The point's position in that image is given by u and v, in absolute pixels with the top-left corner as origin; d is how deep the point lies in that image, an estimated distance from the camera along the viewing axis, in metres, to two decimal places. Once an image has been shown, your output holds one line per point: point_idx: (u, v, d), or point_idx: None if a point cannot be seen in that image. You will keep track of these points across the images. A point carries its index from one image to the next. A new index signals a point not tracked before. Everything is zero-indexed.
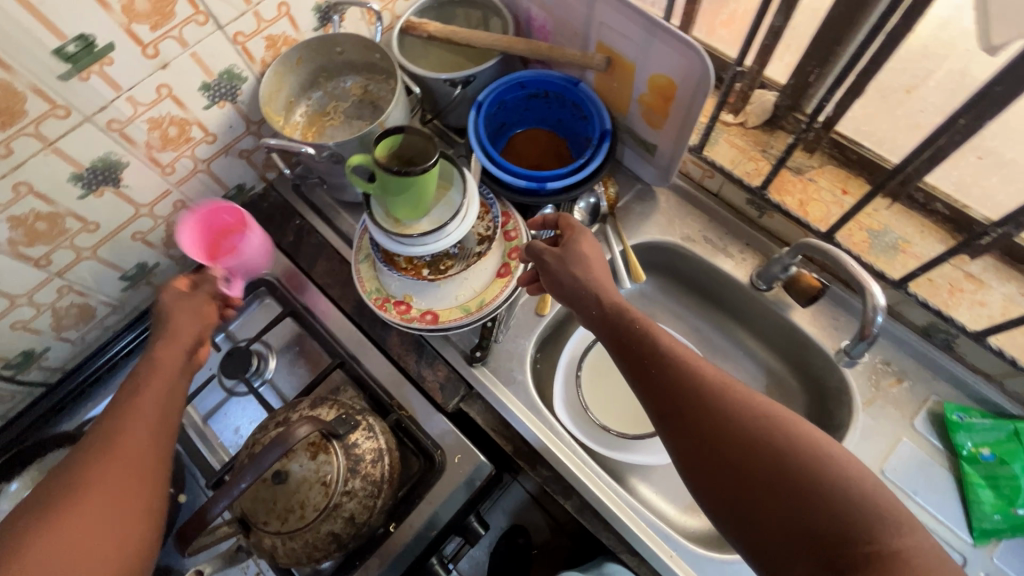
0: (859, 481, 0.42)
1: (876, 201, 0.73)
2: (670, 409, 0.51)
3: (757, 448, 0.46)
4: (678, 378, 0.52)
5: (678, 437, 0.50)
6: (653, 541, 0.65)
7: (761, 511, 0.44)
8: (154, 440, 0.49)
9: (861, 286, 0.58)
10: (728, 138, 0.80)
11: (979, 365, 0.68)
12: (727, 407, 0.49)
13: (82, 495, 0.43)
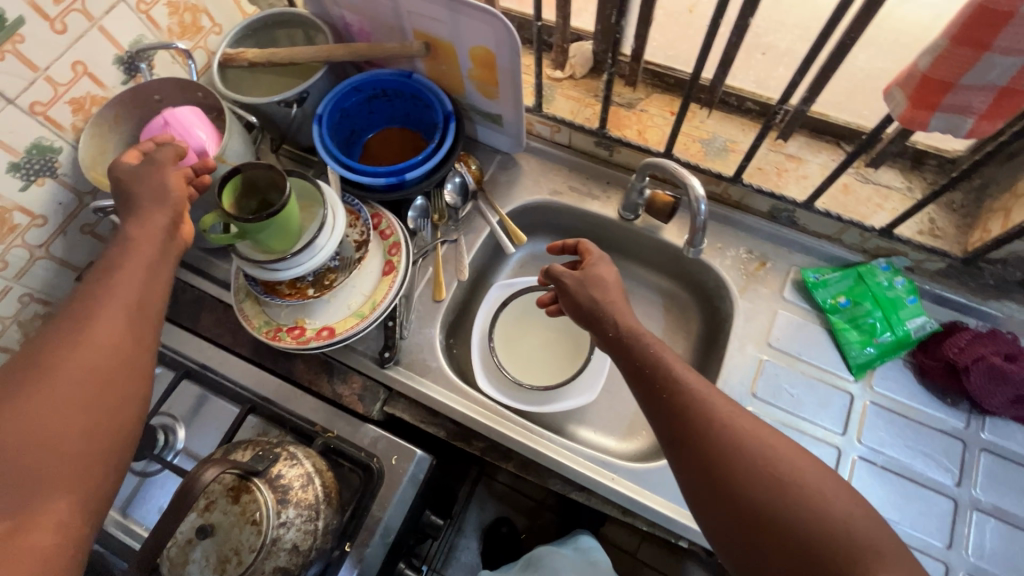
0: (856, 526, 0.45)
1: (698, 115, 0.81)
2: (681, 438, 0.53)
3: (763, 485, 0.48)
4: (690, 408, 0.53)
5: (686, 465, 0.52)
6: (595, 472, 0.68)
7: (762, 547, 0.47)
8: (129, 322, 0.49)
9: (683, 182, 0.64)
10: (563, 92, 0.85)
11: (819, 231, 0.77)
12: (734, 441, 0.50)
13: (55, 372, 0.45)
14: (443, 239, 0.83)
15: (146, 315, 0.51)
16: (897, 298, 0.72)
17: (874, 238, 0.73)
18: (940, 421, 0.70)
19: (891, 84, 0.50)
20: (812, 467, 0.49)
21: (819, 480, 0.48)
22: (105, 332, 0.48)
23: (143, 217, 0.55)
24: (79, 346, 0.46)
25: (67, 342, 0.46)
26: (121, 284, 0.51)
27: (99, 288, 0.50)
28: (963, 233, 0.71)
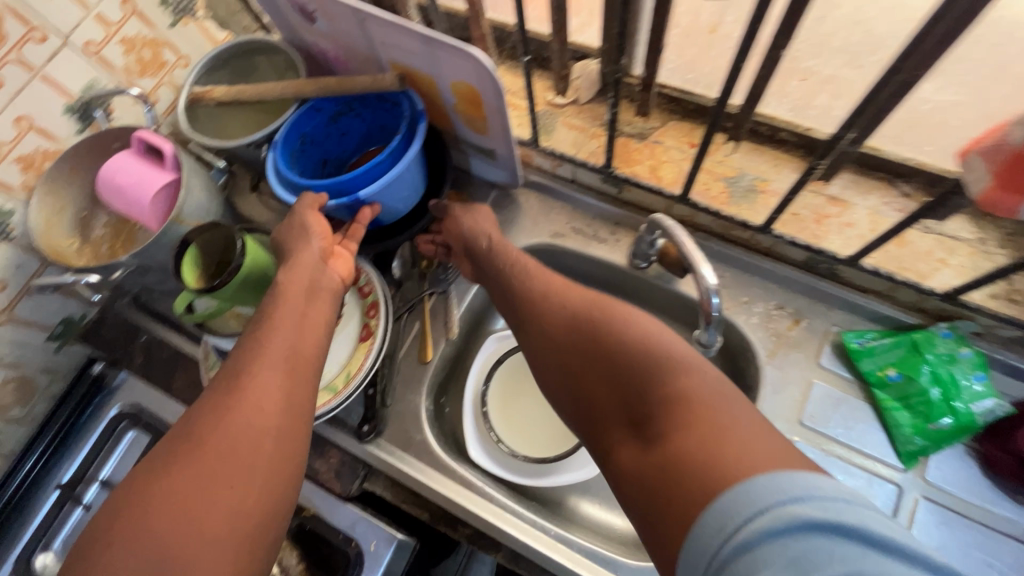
0: (666, 354, 0.49)
1: (724, 147, 0.69)
2: (520, 321, 0.60)
3: (591, 340, 0.53)
4: (534, 293, 0.60)
5: (531, 342, 0.59)
6: (593, 571, 0.60)
7: (597, 400, 0.51)
8: (281, 388, 0.47)
9: (693, 269, 0.55)
10: (565, 121, 0.74)
11: (867, 287, 0.65)
12: (567, 312, 0.56)
13: (222, 425, 0.43)
14: (431, 290, 0.75)
15: (299, 376, 0.49)
16: (964, 373, 0.60)
17: (933, 301, 0.61)
18: (1011, 524, 0.59)
19: (968, 151, 0.43)
20: (625, 317, 0.53)
21: (649, 328, 0.51)
22: (269, 389, 0.46)
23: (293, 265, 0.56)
24: (247, 404, 0.45)
25: (224, 402, 0.45)
26: (280, 343, 0.50)
27: (252, 351, 0.49)
28: None
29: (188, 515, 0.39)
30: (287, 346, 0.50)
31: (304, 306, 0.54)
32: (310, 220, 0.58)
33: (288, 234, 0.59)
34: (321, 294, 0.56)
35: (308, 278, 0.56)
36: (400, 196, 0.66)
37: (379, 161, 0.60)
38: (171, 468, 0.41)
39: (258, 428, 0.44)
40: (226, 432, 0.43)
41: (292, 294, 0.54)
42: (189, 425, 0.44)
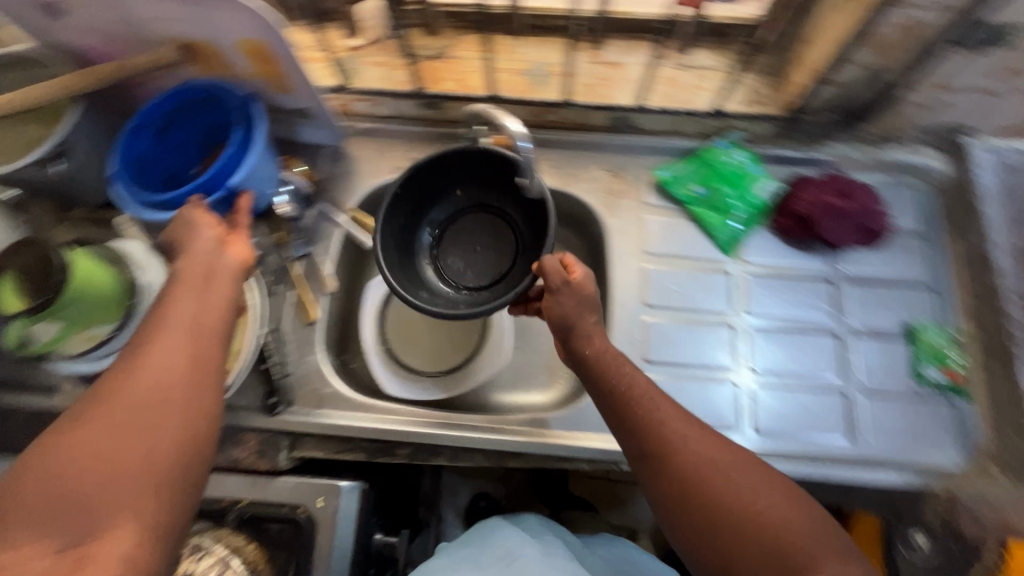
0: (784, 518, 0.46)
1: (513, 46, 0.77)
2: (626, 427, 0.53)
3: (725, 499, 0.47)
4: (654, 434, 0.52)
5: (656, 476, 0.51)
6: (524, 434, 0.67)
7: (732, 556, 0.46)
8: (190, 350, 0.47)
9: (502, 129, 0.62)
10: (366, 61, 0.77)
11: (660, 129, 0.78)
12: (704, 469, 0.49)
13: (128, 383, 0.43)
14: (295, 256, 0.75)
15: (210, 343, 0.49)
16: (744, 169, 0.75)
17: (708, 121, 0.75)
18: (809, 268, 0.75)
19: None
20: (767, 476, 0.49)
21: (771, 489, 0.48)
22: (172, 357, 0.45)
23: (187, 246, 0.54)
24: (152, 368, 0.44)
25: (132, 361, 0.45)
26: (183, 314, 0.48)
27: (154, 323, 0.48)
28: (778, 92, 0.74)
29: (102, 470, 0.39)
30: (190, 316, 0.49)
31: (203, 286, 0.51)
32: (196, 216, 0.56)
33: (175, 231, 0.55)
34: (219, 276, 0.53)
35: (201, 261, 0.53)
36: (268, 174, 0.70)
37: (233, 150, 0.65)
38: (76, 428, 0.40)
39: (167, 385, 0.44)
40: (131, 392, 0.43)
41: (187, 274, 0.51)
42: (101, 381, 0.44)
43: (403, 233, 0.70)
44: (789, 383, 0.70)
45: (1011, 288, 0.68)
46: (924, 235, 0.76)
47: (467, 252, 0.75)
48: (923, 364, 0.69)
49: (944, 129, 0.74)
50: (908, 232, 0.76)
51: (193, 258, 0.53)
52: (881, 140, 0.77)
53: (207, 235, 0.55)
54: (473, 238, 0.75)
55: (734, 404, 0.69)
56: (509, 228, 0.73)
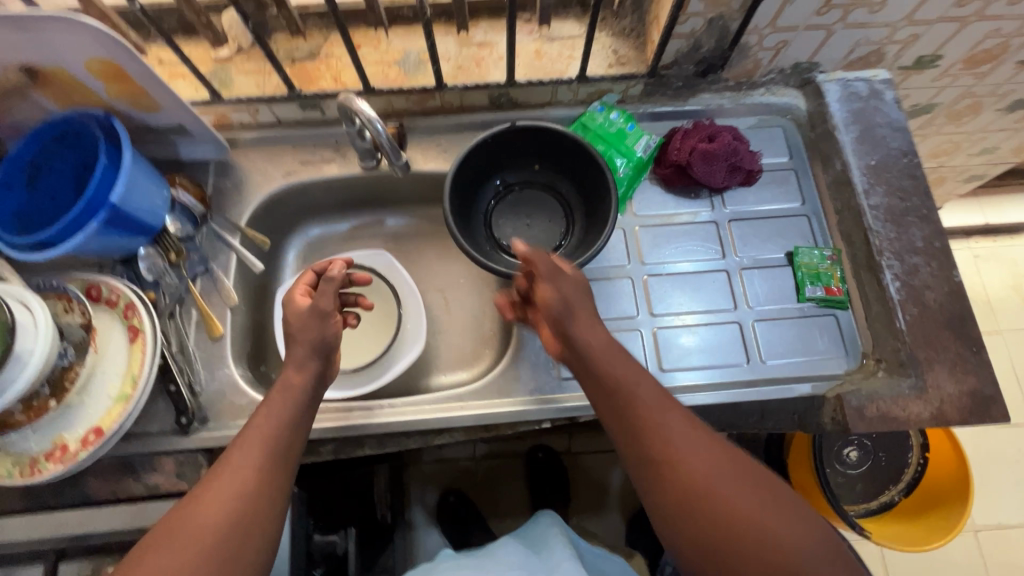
0: (790, 544, 0.47)
1: (384, 36, 0.78)
2: (625, 423, 0.55)
3: (729, 520, 0.49)
4: (662, 441, 0.53)
5: (654, 481, 0.52)
6: (445, 408, 0.68)
7: (733, 562, 0.48)
8: (265, 476, 0.51)
9: (354, 108, 0.64)
10: (239, 70, 0.77)
11: (539, 102, 0.81)
12: (711, 482, 0.50)
13: (213, 504, 0.48)
14: (193, 274, 0.74)
15: (287, 465, 0.54)
16: (622, 127, 0.78)
17: (579, 88, 0.78)
18: (695, 213, 0.79)
19: None
20: (759, 480, 0.52)
21: (790, 527, 0.48)
22: (250, 482, 0.50)
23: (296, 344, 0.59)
24: (232, 489, 0.49)
25: (217, 480, 0.50)
26: (281, 428, 0.55)
27: (245, 441, 0.53)
28: (641, 52, 0.77)
29: (203, 549, 0.46)
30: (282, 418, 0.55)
31: (304, 403, 0.57)
32: (325, 303, 0.59)
33: (293, 314, 0.60)
34: (314, 396, 0.59)
35: (300, 368, 0.58)
36: (148, 190, 0.69)
37: (102, 173, 0.64)
38: (190, 512, 0.48)
39: (244, 511, 0.49)
40: (230, 486, 0.50)
41: (284, 389, 0.57)
42: (193, 497, 0.50)
43: (477, 180, 0.75)
44: (689, 322, 0.74)
45: (868, 205, 0.74)
46: (793, 168, 0.81)
47: (520, 222, 0.80)
48: (805, 286, 0.74)
49: (795, 68, 0.80)
50: (779, 168, 0.82)
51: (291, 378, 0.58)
52: (743, 85, 0.82)
53: (318, 333, 0.59)
54: (524, 207, 0.80)
55: (640, 350, 0.73)
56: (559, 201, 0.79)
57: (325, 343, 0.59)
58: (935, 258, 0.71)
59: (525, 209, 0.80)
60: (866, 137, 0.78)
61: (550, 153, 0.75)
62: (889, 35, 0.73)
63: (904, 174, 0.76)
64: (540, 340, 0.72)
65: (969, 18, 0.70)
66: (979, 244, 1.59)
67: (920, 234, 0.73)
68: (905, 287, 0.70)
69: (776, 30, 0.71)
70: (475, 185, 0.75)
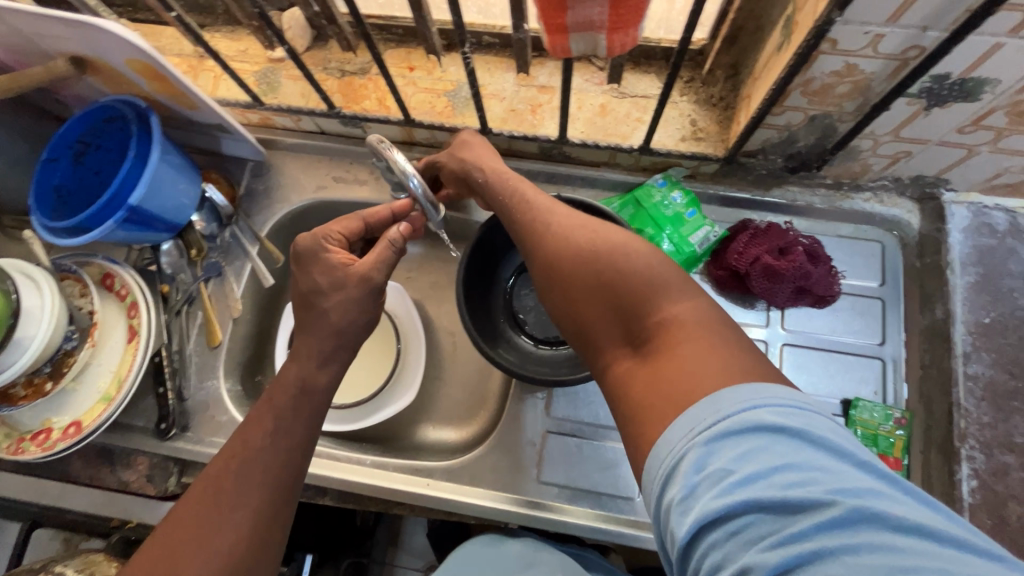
0: (652, 279, 0.41)
1: (440, 62, 0.71)
2: (526, 231, 0.51)
3: (608, 279, 0.43)
4: (555, 247, 0.47)
5: (543, 264, 0.48)
6: (410, 482, 0.64)
7: (599, 316, 0.43)
8: (269, 487, 0.47)
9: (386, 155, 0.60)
10: (288, 75, 0.74)
11: (594, 161, 0.71)
12: (588, 238, 0.46)
13: (207, 525, 0.44)
14: (206, 276, 0.74)
15: (292, 474, 0.49)
16: (682, 210, 0.67)
17: (642, 157, 0.67)
18: (746, 326, 0.67)
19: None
20: (610, 232, 0.46)
21: (663, 269, 0.42)
22: (248, 496, 0.46)
23: (330, 316, 0.54)
24: (228, 507, 0.45)
25: (206, 496, 0.46)
26: (295, 437, 0.49)
27: (241, 443, 0.48)
28: (725, 129, 0.66)
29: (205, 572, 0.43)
30: (285, 428, 0.49)
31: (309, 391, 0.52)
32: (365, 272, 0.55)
33: (320, 283, 0.54)
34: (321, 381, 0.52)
35: (319, 359, 0.53)
36: (176, 188, 0.68)
37: (128, 169, 0.63)
38: (185, 531, 0.44)
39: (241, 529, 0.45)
40: (229, 504, 0.45)
41: (295, 391, 0.51)
42: (184, 511, 0.45)
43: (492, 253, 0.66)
44: None
45: (963, 373, 0.60)
46: (883, 297, 0.66)
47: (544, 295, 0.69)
48: None
49: (915, 180, 0.65)
50: (865, 293, 0.67)
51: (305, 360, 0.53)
52: (844, 186, 0.68)
53: (358, 317, 0.55)
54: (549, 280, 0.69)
55: (636, 473, 0.63)
56: None
57: (352, 338, 0.54)
58: None
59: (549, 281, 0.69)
60: (986, 285, 0.62)
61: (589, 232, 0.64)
62: None
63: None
64: (528, 433, 0.66)
65: None
66: None
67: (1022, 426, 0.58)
68: (981, 488, 0.57)
69: (898, 140, 0.57)
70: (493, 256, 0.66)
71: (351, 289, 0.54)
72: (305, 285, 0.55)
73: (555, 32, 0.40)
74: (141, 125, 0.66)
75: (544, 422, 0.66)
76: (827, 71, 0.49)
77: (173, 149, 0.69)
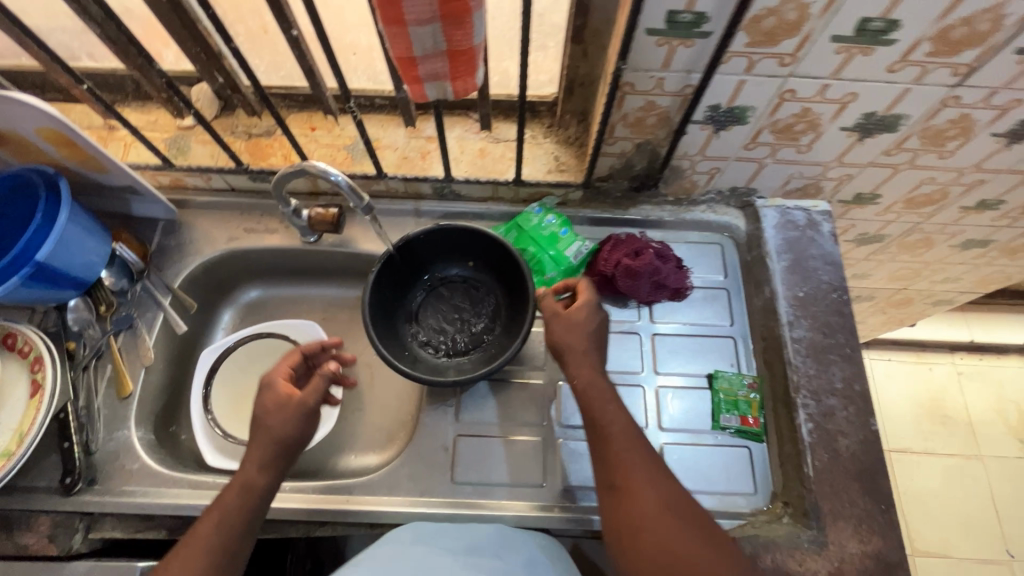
0: None
1: (338, 122, 0.81)
2: (612, 476, 0.55)
3: (694, 573, 0.49)
4: (644, 518, 0.52)
5: (620, 510, 0.53)
6: (330, 500, 0.67)
7: None
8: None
9: (279, 181, 0.68)
10: (198, 140, 0.81)
11: (480, 196, 0.83)
12: (677, 528, 0.51)
13: None
14: (116, 329, 0.76)
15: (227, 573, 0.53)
16: (554, 229, 0.78)
17: (518, 188, 0.80)
18: (621, 321, 0.78)
19: (413, 57, 0.48)
20: (704, 526, 0.52)
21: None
22: None
23: (268, 422, 0.60)
24: None
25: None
26: (236, 532, 0.54)
27: (185, 545, 0.53)
28: (581, 161, 0.80)
29: None
30: (227, 527, 0.54)
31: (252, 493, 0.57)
32: (312, 411, 0.62)
33: (269, 414, 0.61)
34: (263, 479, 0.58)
35: (260, 463, 0.58)
36: (84, 247, 0.72)
37: (35, 228, 0.67)
38: None
39: None
40: None
41: (239, 492, 0.56)
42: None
43: (403, 271, 0.73)
44: None
45: (790, 337, 0.73)
46: (727, 287, 0.80)
47: (443, 317, 0.76)
48: (721, 413, 0.72)
49: (733, 191, 0.81)
50: (712, 285, 0.81)
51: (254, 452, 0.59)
52: (684, 201, 0.83)
53: (301, 432, 0.61)
54: (449, 304, 0.77)
55: (540, 463, 0.70)
56: (485, 307, 0.76)
57: (297, 448, 0.61)
58: (853, 402, 0.70)
59: (449, 305, 0.77)
60: (798, 267, 0.78)
61: (490, 258, 0.74)
62: (822, 172, 0.75)
63: (831, 310, 0.75)
64: (440, 438, 0.71)
65: (900, 167, 0.73)
66: (908, 357, 1.69)
67: (840, 375, 0.71)
68: (817, 429, 0.68)
69: (707, 158, 0.73)
70: (400, 273, 0.73)
71: (292, 411, 0.61)
72: (255, 408, 0.62)
73: (415, 82, 0.51)
74: (50, 191, 0.70)
75: (455, 427, 0.72)
76: (636, 107, 0.64)
77: (83, 211, 0.73)
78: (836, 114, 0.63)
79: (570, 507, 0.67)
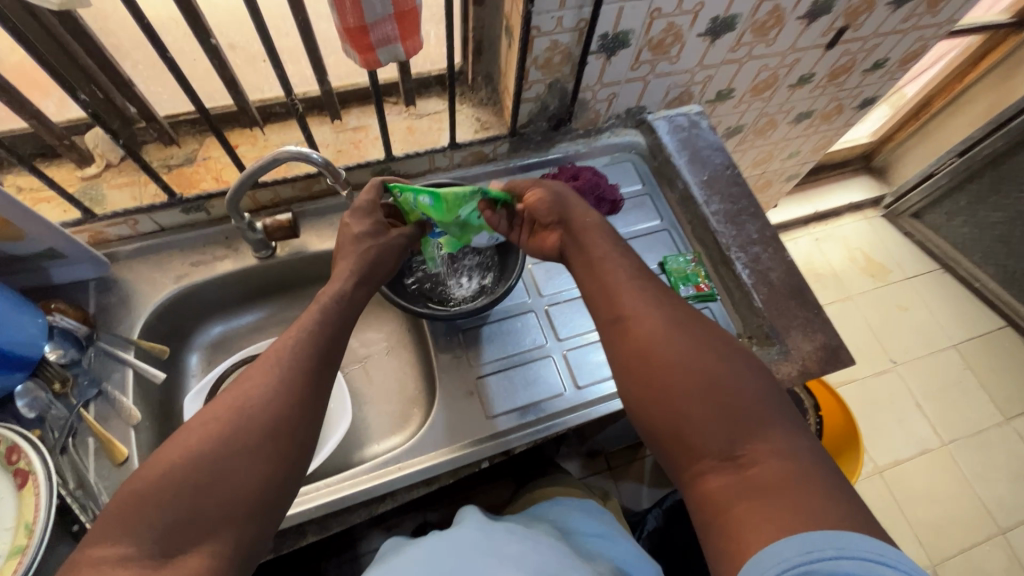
0: (745, 403, 0.47)
1: (260, 134, 0.81)
2: (613, 318, 0.56)
3: (708, 388, 0.48)
4: (653, 347, 0.52)
5: (630, 353, 0.53)
6: (382, 474, 0.69)
7: (689, 412, 0.48)
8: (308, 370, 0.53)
9: (234, 192, 0.68)
10: (111, 185, 0.76)
11: (419, 171, 0.88)
12: (686, 351, 0.51)
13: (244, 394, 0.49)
14: (84, 399, 0.69)
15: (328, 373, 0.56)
16: None
17: (452, 153, 0.86)
18: None
19: (364, 23, 0.53)
20: (732, 356, 0.51)
21: (744, 389, 0.48)
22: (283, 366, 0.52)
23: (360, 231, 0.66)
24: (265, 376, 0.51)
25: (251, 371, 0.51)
26: (333, 329, 0.58)
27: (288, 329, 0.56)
28: (500, 116, 0.89)
29: (245, 426, 0.47)
30: (329, 319, 0.58)
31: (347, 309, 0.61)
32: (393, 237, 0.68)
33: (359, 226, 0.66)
34: None
35: (350, 277, 0.62)
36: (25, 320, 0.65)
37: None
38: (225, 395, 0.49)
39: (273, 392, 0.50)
40: (272, 364, 0.52)
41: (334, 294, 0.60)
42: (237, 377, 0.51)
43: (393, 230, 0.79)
44: (592, 339, 0.81)
45: (709, 212, 0.89)
46: (647, 193, 0.95)
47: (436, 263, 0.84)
48: (680, 287, 0.85)
49: (628, 112, 0.96)
50: (636, 193, 0.94)
51: (308, 321, 0.57)
52: (592, 131, 0.96)
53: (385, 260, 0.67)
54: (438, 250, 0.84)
55: (556, 374, 0.78)
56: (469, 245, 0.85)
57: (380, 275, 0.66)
58: (769, 244, 0.87)
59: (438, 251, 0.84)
60: (695, 158, 0.94)
61: None
62: (690, 77, 0.92)
63: (730, 183, 0.92)
64: (462, 385, 0.76)
65: (743, 59, 0.92)
66: None
67: (753, 229, 0.88)
68: (752, 272, 0.84)
69: (604, 85, 0.86)
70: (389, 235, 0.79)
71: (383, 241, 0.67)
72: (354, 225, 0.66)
73: (367, 47, 0.56)
74: None
75: (473, 372, 0.77)
76: (543, 48, 0.74)
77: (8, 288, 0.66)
78: (692, 23, 0.79)
79: (594, 400, 0.76)
